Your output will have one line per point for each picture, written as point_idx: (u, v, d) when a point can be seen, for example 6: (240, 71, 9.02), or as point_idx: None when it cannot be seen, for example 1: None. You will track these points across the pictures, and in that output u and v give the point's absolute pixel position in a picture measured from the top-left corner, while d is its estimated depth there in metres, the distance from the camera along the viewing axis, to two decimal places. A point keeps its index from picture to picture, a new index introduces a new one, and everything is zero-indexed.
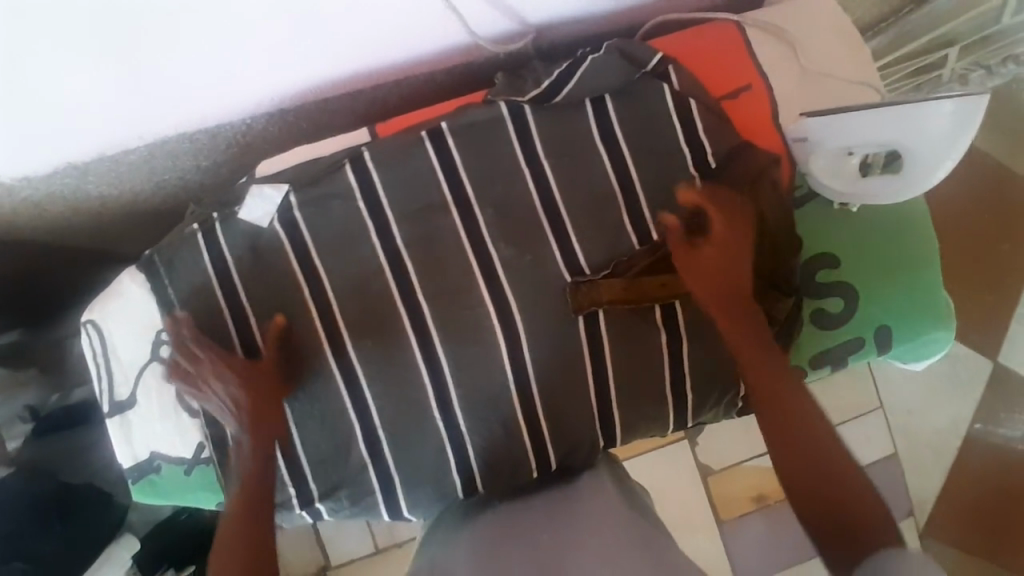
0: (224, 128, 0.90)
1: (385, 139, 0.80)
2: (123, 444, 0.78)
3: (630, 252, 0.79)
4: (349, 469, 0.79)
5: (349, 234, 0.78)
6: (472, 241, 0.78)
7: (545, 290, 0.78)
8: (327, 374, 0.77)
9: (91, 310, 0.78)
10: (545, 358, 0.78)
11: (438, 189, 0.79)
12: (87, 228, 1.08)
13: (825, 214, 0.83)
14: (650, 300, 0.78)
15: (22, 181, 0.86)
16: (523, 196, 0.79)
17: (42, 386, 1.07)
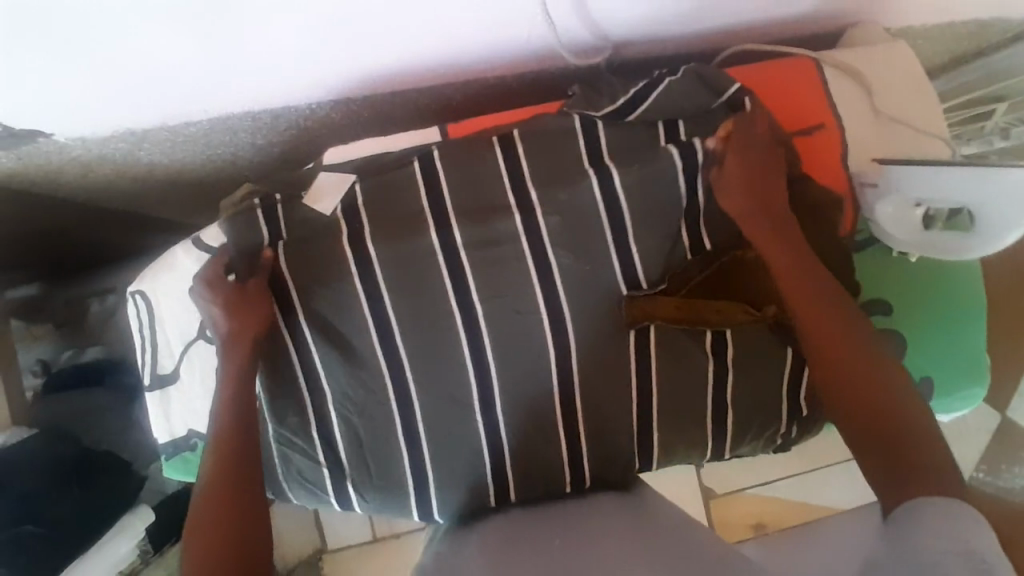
0: (290, 111, 0.90)
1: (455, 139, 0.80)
2: (162, 418, 0.78)
3: (685, 264, 0.79)
4: (385, 463, 0.79)
5: (409, 225, 0.78)
6: (532, 246, 0.78)
7: (600, 303, 0.78)
8: (374, 364, 0.77)
9: (141, 281, 0.77)
10: (591, 369, 0.78)
11: (501, 190, 0.79)
12: (129, 194, 1.08)
13: (880, 260, 0.83)
14: (704, 316, 0.78)
15: (76, 142, 0.86)
16: (588, 205, 0.78)
17: (54, 341, 1.16)
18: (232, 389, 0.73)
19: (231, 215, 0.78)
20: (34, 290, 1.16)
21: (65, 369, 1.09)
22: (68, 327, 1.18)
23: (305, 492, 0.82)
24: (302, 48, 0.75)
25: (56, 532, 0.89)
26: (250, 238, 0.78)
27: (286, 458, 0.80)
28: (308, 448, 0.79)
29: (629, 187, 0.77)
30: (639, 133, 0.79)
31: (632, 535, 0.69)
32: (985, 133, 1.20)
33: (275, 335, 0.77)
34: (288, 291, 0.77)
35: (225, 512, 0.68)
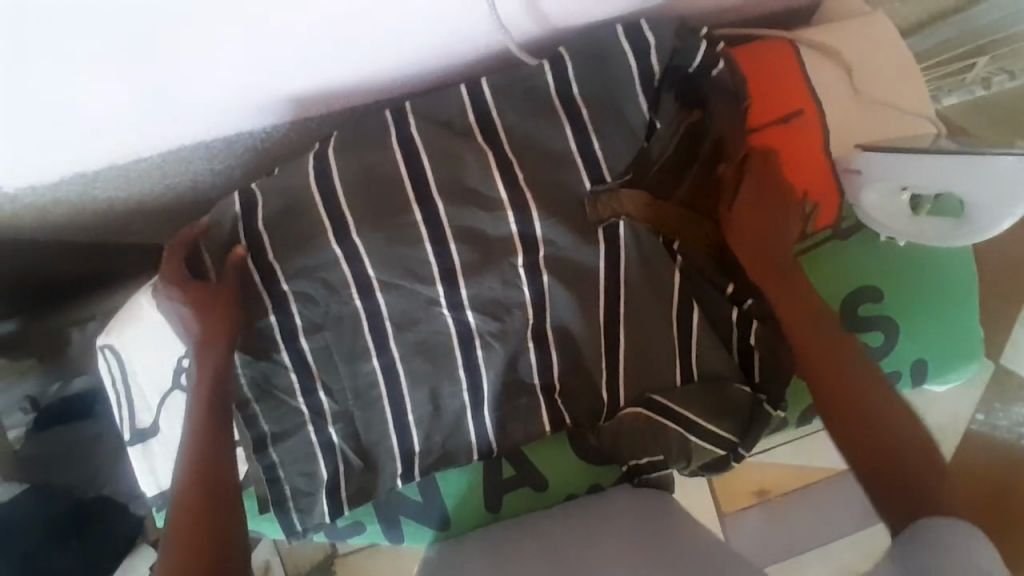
0: (244, 135, 0.85)
1: (432, 137, 0.74)
2: (146, 471, 0.77)
3: (655, 155, 0.75)
4: (376, 461, 0.77)
5: (387, 234, 0.71)
6: (515, 247, 0.73)
7: (585, 299, 0.75)
8: (368, 379, 0.75)
9: (109, 334, 0.73)
10: (576, 363, 0.78)
11: (479, 200, 0.73)
12: (87, 239, 1.01)
13: (869, 245, 0.81)
14: (674, 211, 0.75)
15: (27, 190, 0.82)
16: (572, 198, 0.74)
17: (41, 374, 1.00)
18: (208, 367, 0.68)
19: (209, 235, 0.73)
20: (12, 325, 0.96)
21: (49, 408, 0.99)
22: (51, 360, 1.00)
23: (280, 446, 0.75)
24: (248, 68, 0.70)
25: None
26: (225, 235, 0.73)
27: (268, 403, 0.74)
28: (286, 400, 0.75)
29: (603, 174, 0.75)
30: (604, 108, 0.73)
31: (611, 531, 0.73)
32: (964, 83, 1.08)
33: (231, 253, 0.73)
34: (255, 289, 0.72)
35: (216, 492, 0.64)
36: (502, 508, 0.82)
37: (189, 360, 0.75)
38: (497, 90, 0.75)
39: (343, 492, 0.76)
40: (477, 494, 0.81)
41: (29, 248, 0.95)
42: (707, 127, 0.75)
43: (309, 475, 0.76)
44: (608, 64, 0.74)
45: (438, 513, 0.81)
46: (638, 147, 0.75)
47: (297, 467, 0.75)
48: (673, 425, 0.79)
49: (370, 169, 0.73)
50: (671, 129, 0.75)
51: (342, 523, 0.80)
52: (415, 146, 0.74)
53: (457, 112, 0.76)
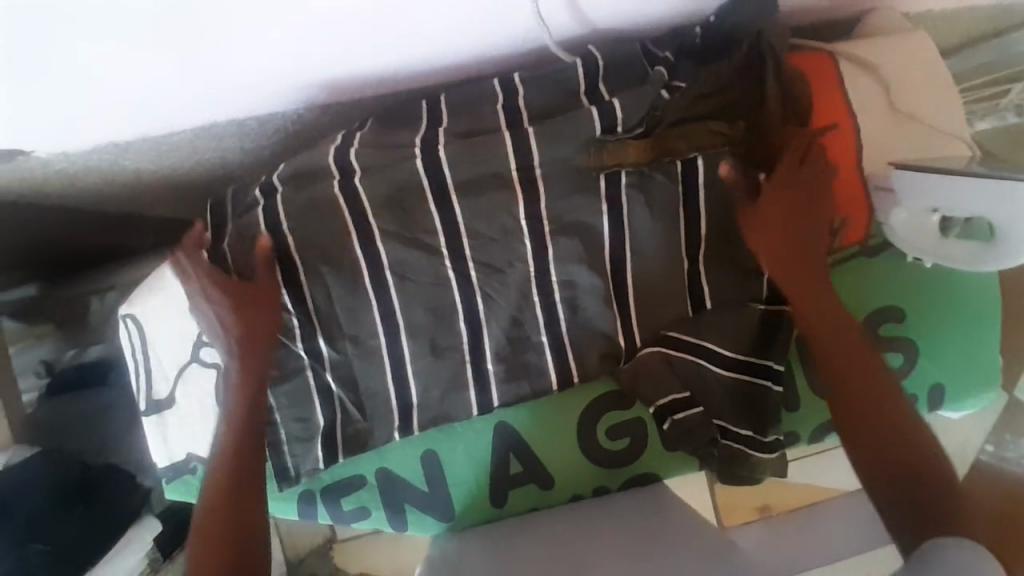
0: (276, 115, 0.85)
1: (456, 122, 0.75)
2: (159, 443, 0.76)
3: (664, 101, 0.72)
4: (378, 438, 0.77)
5: (407, 206, 0.74)
6: (533, 223, 0.74)
7: (596, 287, 0.75)
8: (376, 355, 0.75)
9: (131, 304, 0.75)
10: (585, 350, 0.76)
11: (499, 199, 0.73)
12: (117, 209, 1.03)
13: (896, 267, 0.79)
14: (681, 153, 0.72)
15: (60, 156, 0.84)
16: (592, 184, 0.73)
17: (57, 341, 1.08)
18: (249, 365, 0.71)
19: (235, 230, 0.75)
20: (33, 290, 1.06)
21: (63, 373, 1.04)
22: (68, 328, 1.08)
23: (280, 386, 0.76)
24: (277, 46, 0.70)
25: (63, 549, 0.89)
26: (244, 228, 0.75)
27: None
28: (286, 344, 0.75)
29: (615, 121, 0.72)
30: (633, 108, 0.72)
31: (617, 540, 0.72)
32: (997, 109, 1.03)
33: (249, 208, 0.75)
34: (261, 236, 0.73)
35: (245, 477, 0.69)
36: (508, 503, 0.80)
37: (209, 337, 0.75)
38: (530, 85, 0.75)
39: (338, 439, 0.76)
40: (481, 488, 0.79)
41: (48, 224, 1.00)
42: (720, 75, 0.72)
43: (306, 420, 0.76)
44: (636, 69, 0.76)
45: (444, 504, 0.79)
46: (654, 95, 0.73)
47: (295, 412, 0.76)
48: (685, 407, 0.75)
49: (395, 166, 0.74)
50: (692, 83, 0.73)
51: (347, 506, 0.79)
52: (436, 136, 0.74)
53: (487, 110, 0.75)
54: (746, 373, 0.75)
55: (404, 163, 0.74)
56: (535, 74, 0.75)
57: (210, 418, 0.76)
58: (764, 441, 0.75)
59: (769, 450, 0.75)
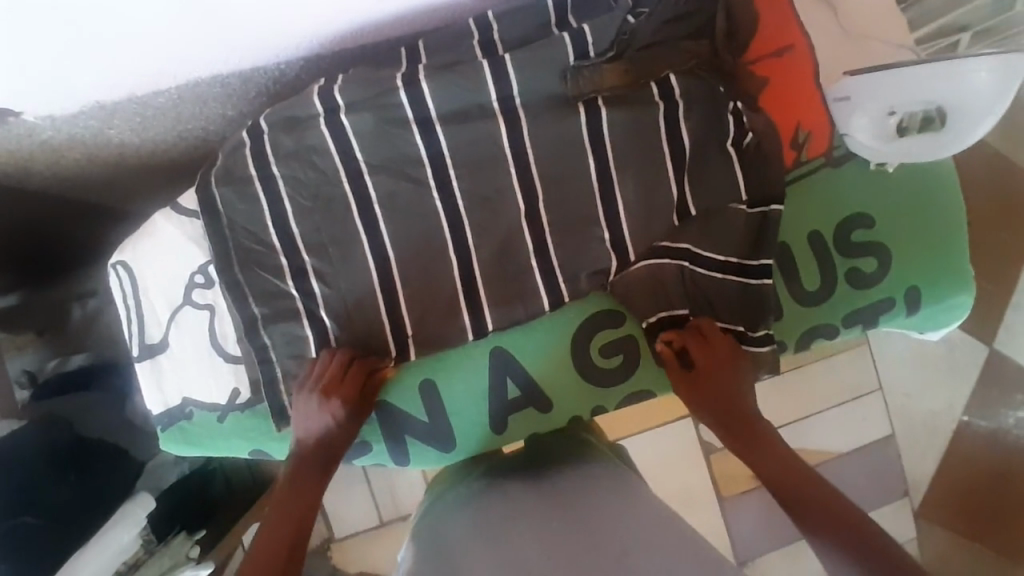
0: (258, 72, 0.87)
1: (436, 58, 0.78)
2: (154, 388, 0.76)
3: (633, 25, 0.76)
4: None
5: (393, 143, 0.76)
6: (514, 146, 0.76)
7: (579, 207, 0.78)
8: (367, 285, 0.76)
9: (122, 251, 0.76)
10: (572, 270, 0.79)
11: (482, 129, 0.76)
12: (98, 178, 1.05)
13: (861, 175, 0.82)
14: (649, 75, 0.77)
15: (46, 121, 0.83)
16: (570, 106, 0.76)
17: (40, 350, 1.12)
18: (324, 465, 0.75)
19: (225, 173, 0.75)
20: (15, 299, 1.10)
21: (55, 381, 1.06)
22: (50, 332, 1.15)
23: (280, 326, 0.76)
24: None
25: (54, 517, 0.88)
26: (236, 167, 0.76)
27: (258, 278, 0.75)
28: (280, 283, 0.76)
29: (587, 48, 0.75)
30: (605, 31, 0.75)
31: (615, 507, 0.73)
32: None
33: (237, 148, 0.75)
34: (251, 180, 0.75)
35: (280, 549, 0.70)
36: (507, 430, 0.81)
37: (202, 277, 0.76)
38: (504, 19, 0.78)
39: None
40: (481, 415, 0.79)
41: (17, 210, 1.02)
42: None
43: (299, 357, 0.76)
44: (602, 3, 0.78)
45: (445, 433, 0.79)
46: (621, 21, 0.75)
47: (288, 349, 0.76)
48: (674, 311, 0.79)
49: (381, 100, 0.75)
50: (656, 8, 0.76)
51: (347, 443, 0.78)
52: (417, 72, 0.76)
53: (464, 45, 0.78)
54: (739, 274, 0.78)
55: (391, 95, 0.75)
56: (510, 9, 0.79)
57: (204, 361, 0.76)
58: (754, 335, 0.79)
59: (762, 344, 0.79)
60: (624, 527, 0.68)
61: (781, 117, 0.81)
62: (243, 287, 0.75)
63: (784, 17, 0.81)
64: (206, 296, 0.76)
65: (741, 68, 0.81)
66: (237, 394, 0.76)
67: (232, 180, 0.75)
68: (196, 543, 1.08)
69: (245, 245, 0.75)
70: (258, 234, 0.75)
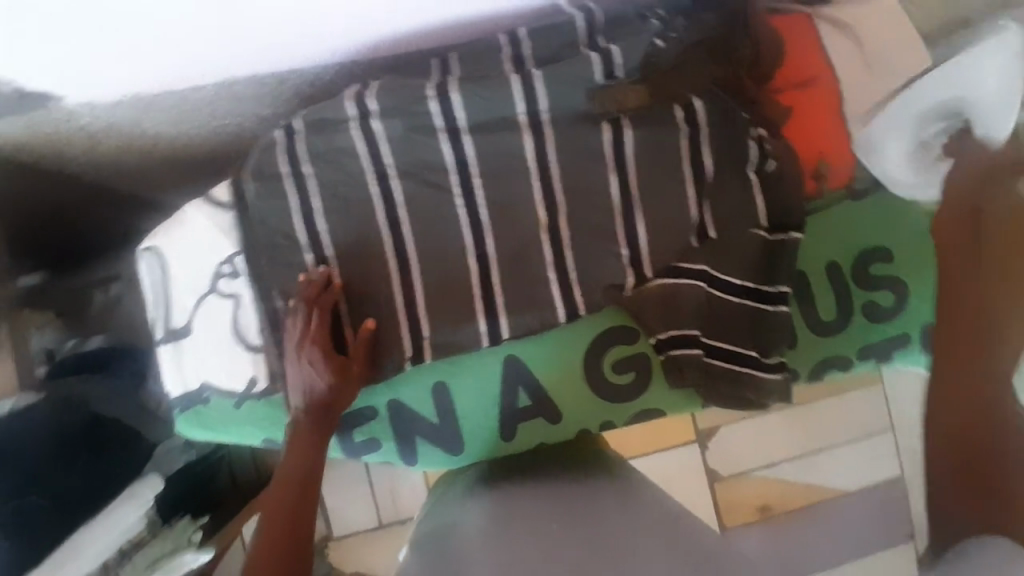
0: (296, 74, 0.90)
1: (468, 71, 0.80)
2: (175, 371, 0.78)
3: (661, 49, 0.77)
4: (389, 368, 0.79)
5: (420, 148, 0.78)
6: (538, 159, 0.78)
7: (599, 223, 0.79)
8: (386, 286, 0.78)
9: (154, 237, 0.79)
10: (589, 284, 0.80)
11: (509, 141, 0.78)
12: (131, 164, 1.09)
13: (885, 209, 0.83)
14: (676, 98, 0.78)
15: (86, 107, 0.86)
16: (596, 124, 0.78)
17: (56, 330, 1.06)
18: (324, 422, 0.77)
19: (257, 168, 0.78)
20: (37, 279, 1.10)
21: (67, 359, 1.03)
22: (69, 317, 1.09)
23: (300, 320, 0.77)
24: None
25: (59, 499, 0.91)
26: (268, 163, 0.78)
27: (284, 271, 0.78)
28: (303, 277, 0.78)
29: (615, 68, 0.77)
30: (632, 54, 0.77)
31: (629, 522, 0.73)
32: None
33: (271, 145, 0.78)
34: (282, 176, 0.77)
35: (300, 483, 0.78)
36: (516, 437, 0.82)
37: (228, 267, 0.78)
38: (537, 37, 0.80)
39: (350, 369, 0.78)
40: (491, 420, 0.80)
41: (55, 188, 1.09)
42: (709, 25, 0.78)
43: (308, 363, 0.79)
44: (631, 23, 0.80)
45: (452, 435, 0.80)
46: (649, 44, 0.77)
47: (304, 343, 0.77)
48: (690, 331, 0.79)
49: (414, 107, 0.77)
50: (683, 35, 0.78)
51: (358, 438, 0.80)
52: (449, 82, 0.78)
53: (495, 60, 0.81)
54: (755, 299, 0.78)
55: (422, 103, 0.77)
56: (543, 28, 0.81)
57: (224, 349, 0.78)
58: (768, 361, 0.79)
59: (774, 369, 0.79)
60: (634, 535, 0.70)
61: (806, 147, 0.82)
62: (269, 280, 0.77)
63: (809, 51, 0.83)
64: (231, 285, 0.78)
65: (768, 97, 0.81)
66: (254, 383, 0.78)
67: (263, 175, 0.78)
68: (200, 528, 1.14)
69: (272, 239, 0.77)
70: (285, 228, 0.78)
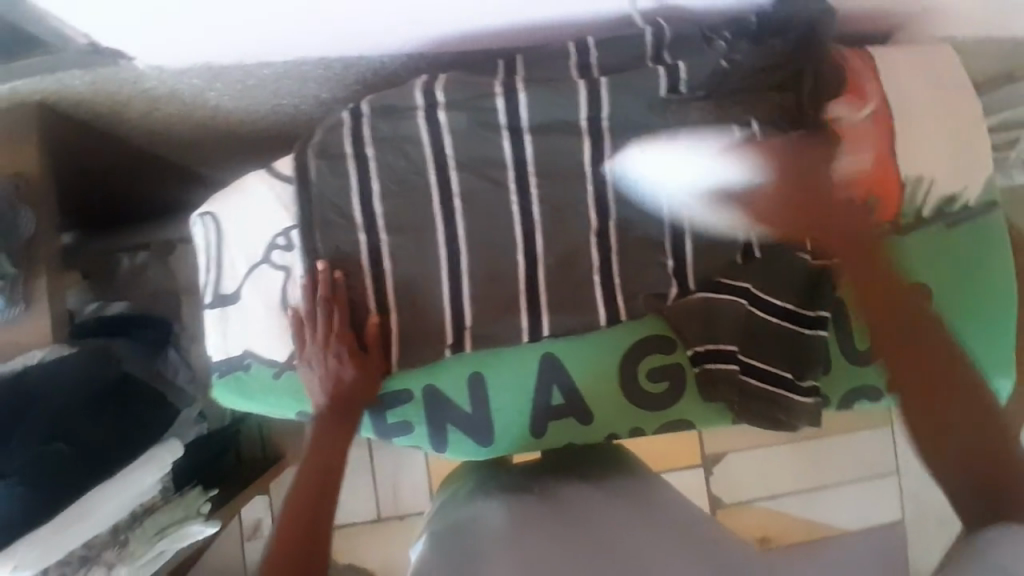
0: (362, 61, 0.93)
1: (535, 73, 0.82)
2: (219, 335, 0.79)
3: (726, 69, 0.79)
4: (431, 354, 0.81)
5: (481, 142, 0.80)
6: (594, 164, 0.80)
7: (646, 231, 0.81)
8: (434, 273, 0.80)
9: (212, 202, 0.81)
10: (632, 290, 0.81)
11: (568, 143, 0.80)
12: (183, 134, 1.11)
13: (924, 248, 0.87)
14: (736, 118, 0.79)
15: (154, 71, 0.88)
16: (653, 136, 0.80)
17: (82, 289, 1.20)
18: (343, 415, 0.78)
19: (321, 146, 0.80)
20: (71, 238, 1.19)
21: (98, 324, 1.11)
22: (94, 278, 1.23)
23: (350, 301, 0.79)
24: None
25: (81, 450, 0.90)
26: (332, 142, 0.80)
27: (337, 248, 0.79)
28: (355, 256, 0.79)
29: (678, 82, 0.79)
30: (699, 69, 0.79)
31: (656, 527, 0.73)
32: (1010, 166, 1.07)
33: (337, 125, 0.80)
34: (345, 157, 0.79)
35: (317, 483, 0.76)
36: (547, 435, 0.83)
37: (283, 240, 0.79)
38: (605, 46, 0.82)
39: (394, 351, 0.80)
40: (525, 415, 0.81)
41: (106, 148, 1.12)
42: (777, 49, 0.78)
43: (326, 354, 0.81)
44: (694, 41, 0.80)
45: (485, 427, 0.81)
46: (715, 65, 0.78)
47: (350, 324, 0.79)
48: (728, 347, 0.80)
49: (479, 102, 0.79)
50: (748, 59, 0.78)
51: (392, 420, 0.81)
52: (516, 82, 0.80)
53: (560, 65, 0.83)
54: (795, 322, 0.80)
55: (488, 99, 0.80)
56: (610, 38, 0.83)
57: (271, 319, 0.79)
58: (803, 384, 0.80)
59: (809, 393, 0.80)
60: (645, 527, 0.73)
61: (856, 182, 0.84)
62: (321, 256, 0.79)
63: (865, 87, 0.85)
64: (285, 258, 0.79)
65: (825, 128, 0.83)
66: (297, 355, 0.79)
67: (327, 153, 0.80)
68: (209, 500, 1.13)
69: (329, 215, 0.79)
70: (342, 207, 0.79)
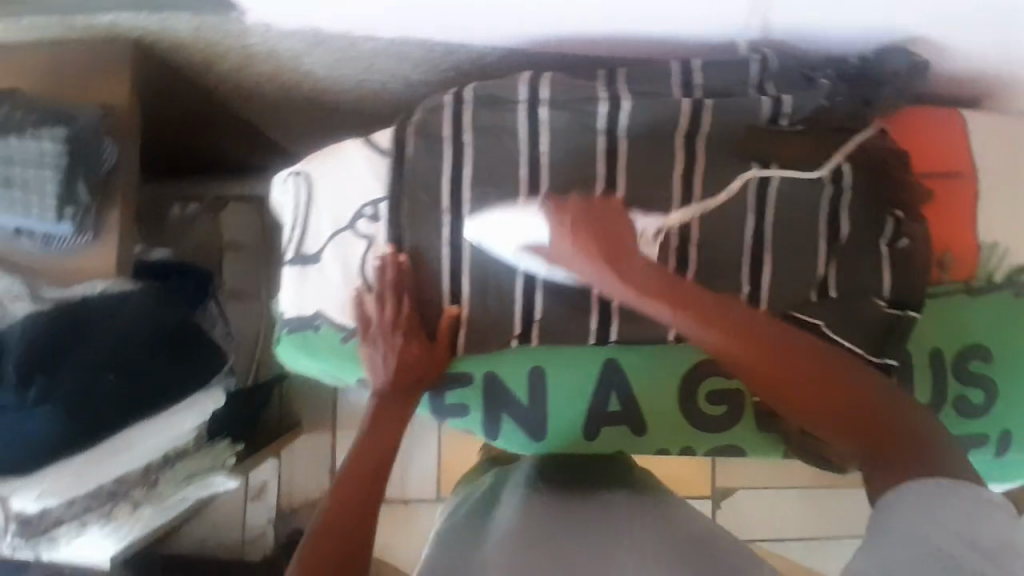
0: (461, 49, 0.93)
1: (638, 86, 0.83)
2: (296, 292, 0.82)
3: (826, 108, 0.80)
4: (497, 342, 0.82)
5: (576, 144, 0.81)
6: (684, 181, 0.81)
7: (725, 254, 0.82)
8: (512, 263, 0.80)
9: (307, 163, 0.83)
10: None
11: (661, 158, 0.81)
12: (265, 96, 1.11)
13: (1002, 312, 0.85)
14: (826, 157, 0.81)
15: (260, 27, 0.88)
16: (745, 163, 0.82)
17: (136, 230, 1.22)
18: (402, 397, 0.79)
19: (420, 125, 0.81)
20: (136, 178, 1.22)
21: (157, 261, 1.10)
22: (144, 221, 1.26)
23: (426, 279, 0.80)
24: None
25: (131, 384, 0.91)
26: (432, 122, 0.81)
27: (422, 224, 0.80)
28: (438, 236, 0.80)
29: (781, 114, 0.81)
30: (802, 104, 0.80)
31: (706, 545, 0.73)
32: None
33: (438, 107, 0.81)
34: (442, 138, 0.81)
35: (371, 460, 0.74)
36: (598, 439, 0.84)
37: (370, 209, 0.81)
38: (714, 69, 0.81)
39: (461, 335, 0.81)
40: (579, 417, 0.82)
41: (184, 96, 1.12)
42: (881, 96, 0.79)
43: None
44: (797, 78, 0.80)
45: (539, 422, 0.82)
46: (818, 102, 0.80)
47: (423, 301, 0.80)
48: None
49: (581, 106, 0.81)
50: (850, 100, 0.79)
51: (449, 401, 0.83)
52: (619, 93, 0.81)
53: (664, 80, 0.82)
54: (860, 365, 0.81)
55: (590, 104, 0.81)
56: (718, 60, 0.81)
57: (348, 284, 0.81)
58: None
59: None
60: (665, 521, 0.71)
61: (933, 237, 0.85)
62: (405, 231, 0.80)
63: (960, 143, 0.84)
64: (369, 227, 0.80)
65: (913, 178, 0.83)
66: None
67: (425, 132, 0.81)
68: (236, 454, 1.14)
69: (419, 192, 0.80)
70: (432, 187, 0.80)
